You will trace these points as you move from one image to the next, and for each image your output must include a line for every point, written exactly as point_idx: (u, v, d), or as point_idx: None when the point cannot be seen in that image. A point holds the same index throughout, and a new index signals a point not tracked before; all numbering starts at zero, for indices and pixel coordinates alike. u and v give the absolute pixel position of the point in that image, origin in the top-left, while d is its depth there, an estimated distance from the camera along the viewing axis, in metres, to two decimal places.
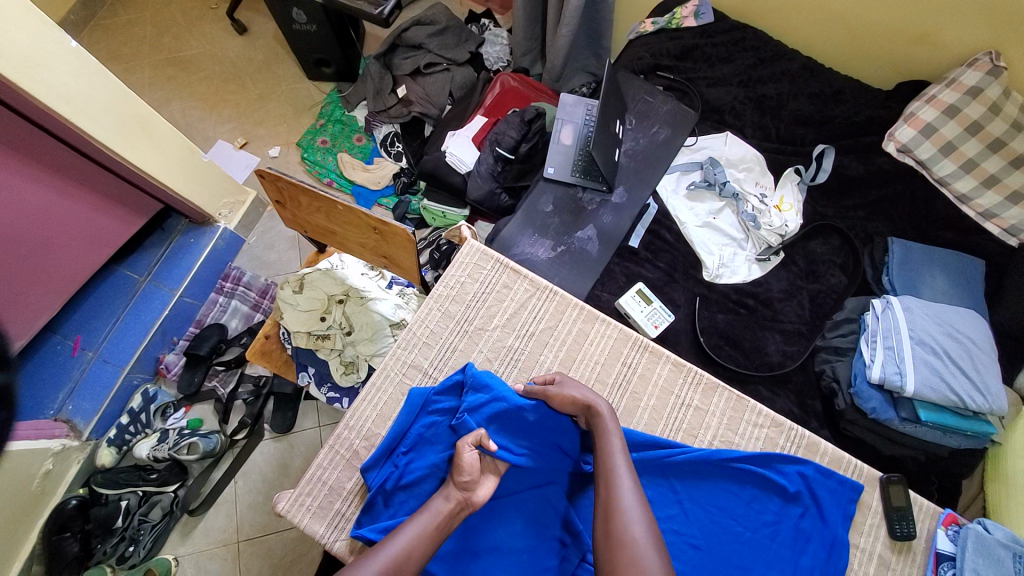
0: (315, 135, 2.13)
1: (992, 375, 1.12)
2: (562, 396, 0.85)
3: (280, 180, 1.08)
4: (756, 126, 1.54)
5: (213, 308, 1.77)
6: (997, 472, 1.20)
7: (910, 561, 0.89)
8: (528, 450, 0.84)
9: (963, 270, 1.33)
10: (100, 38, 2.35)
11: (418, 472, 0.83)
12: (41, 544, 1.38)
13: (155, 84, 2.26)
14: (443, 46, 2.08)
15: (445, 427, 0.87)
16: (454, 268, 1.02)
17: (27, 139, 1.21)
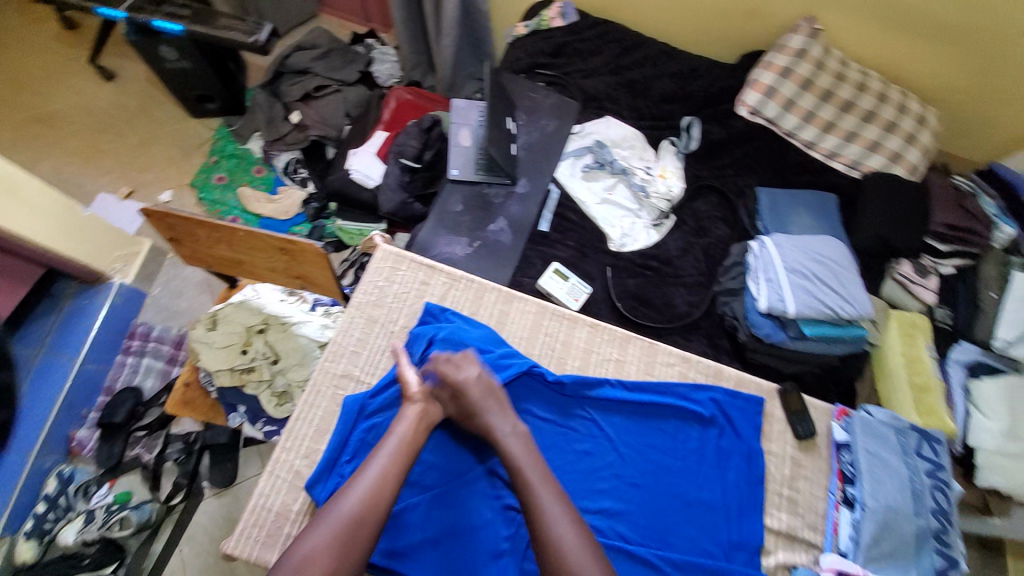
0: (209, 173, 2.03)
1: (857, 287, 1.29)
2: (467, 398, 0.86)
3: (171, 216, 1.05)
4: (631, 107, 1.71)
5: (123, 370, 1.62)
6: (882, 369, 1.40)
7: (817, 456, 0.98)
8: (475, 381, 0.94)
9: (819, 206, 1.57)
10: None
11: None
12: None
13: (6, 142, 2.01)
14: (330, 69, 2.09)
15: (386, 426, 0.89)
16: (370, 274, 1.04)
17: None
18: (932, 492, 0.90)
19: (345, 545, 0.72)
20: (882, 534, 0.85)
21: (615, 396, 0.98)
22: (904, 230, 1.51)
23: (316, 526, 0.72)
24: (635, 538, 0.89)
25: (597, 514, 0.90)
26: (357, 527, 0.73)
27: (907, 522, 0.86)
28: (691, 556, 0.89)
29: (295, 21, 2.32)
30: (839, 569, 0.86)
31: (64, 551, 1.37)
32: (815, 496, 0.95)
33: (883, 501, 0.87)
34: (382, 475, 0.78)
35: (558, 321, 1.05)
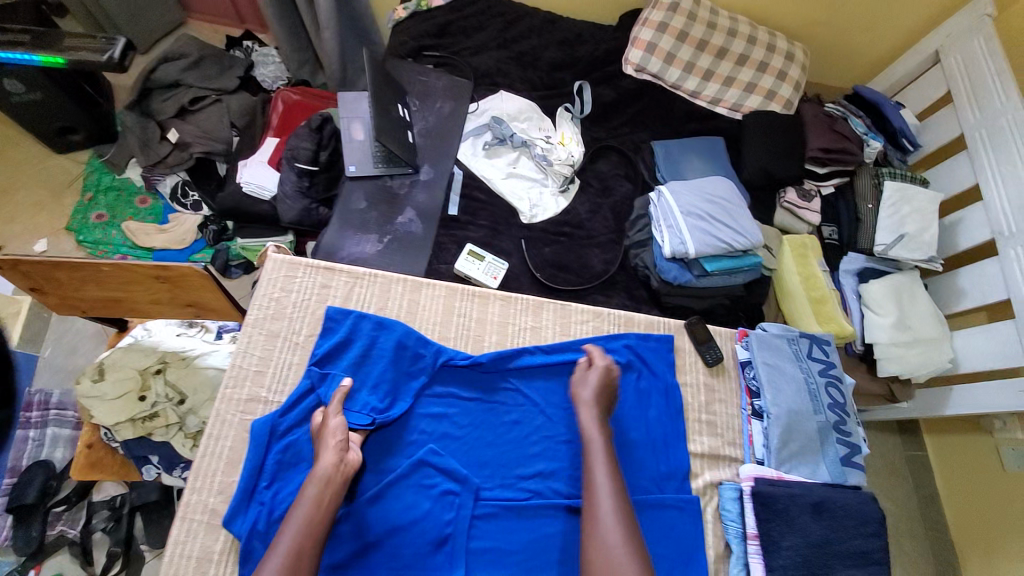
0: (86, 212, 1.82)
1: (745, 218, 1.40)
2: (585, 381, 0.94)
3: (21, 264, 0.94)
4: (523, 79, 1.70)
5: (25, 447, 1.37)
6: (784, 290, 1.52)
7: (728, 377, 1.06)
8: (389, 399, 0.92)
9: (711, 150, 1.66)
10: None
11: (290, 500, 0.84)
12: None
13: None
14: (203, 78, 1.91)
15: (303, 444, 0.87)
16: (263, 287, 0.99)
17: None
18: (826, 389, 1.00)
19: None
20: (789, 435, 0.95)
21: (533, 362, 1.00)
22: (785, 161, 1.63)
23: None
24: (574, 492, 0.92)
25: (534, 478, 0.93)
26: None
27: (808, 421, 0.96)
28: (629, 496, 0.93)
29: (159, 32, 2.07)
30: (756, 476, 0.93)
31: None
32: (731, 416, 1.03)
33: (785, 405, 0.97)
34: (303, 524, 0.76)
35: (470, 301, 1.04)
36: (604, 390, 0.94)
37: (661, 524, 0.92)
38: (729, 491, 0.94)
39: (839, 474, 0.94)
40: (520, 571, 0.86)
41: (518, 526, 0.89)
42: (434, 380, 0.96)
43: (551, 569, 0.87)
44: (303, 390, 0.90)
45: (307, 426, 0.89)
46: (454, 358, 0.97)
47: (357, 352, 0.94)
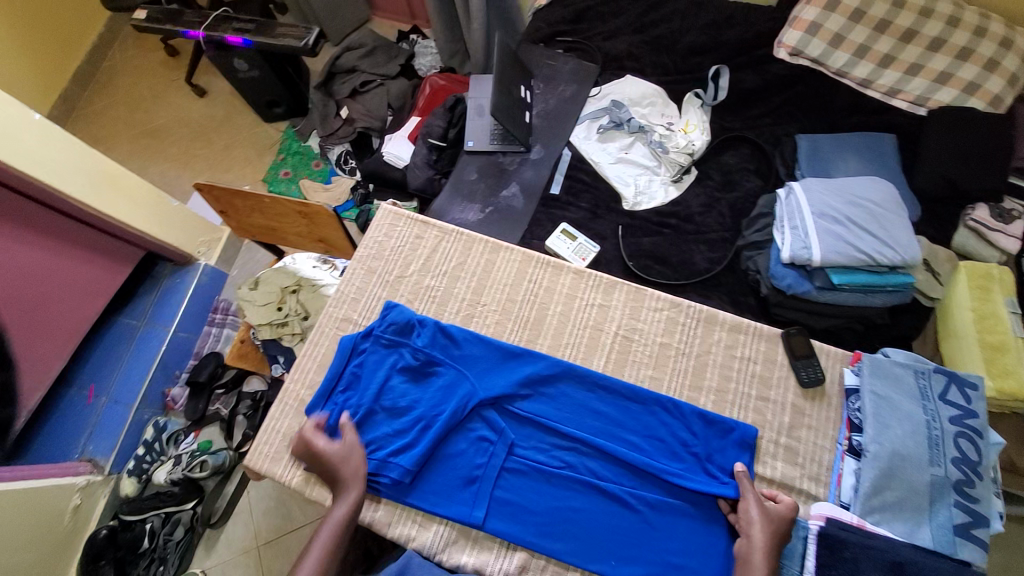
0: (277, 169, 2.30)
1: (903, 230, 1.14)
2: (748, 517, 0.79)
3: (214, 190, 1.26)
4: (654, 64, 1.63)
5: (208, 338, 1.87)
6: (949, 328, 1.19)
7: (825, 406, 0.90)
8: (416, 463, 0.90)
9: (875, 148, 1.38)
10: (70, 121, 2.42)
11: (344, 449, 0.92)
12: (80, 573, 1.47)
13: (120, 152, 2.37)
14: (373, 65, 2.24)
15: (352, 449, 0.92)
16: (371, 231, 1.14)
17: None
18: (957, 441, 0.78)
19: None
20: (884, 482, 0.77)
21: (584, 432, 0.91)
22: (982, 166, 1.28)
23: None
24: (608, 476, 0.89)
25: (568, 450, 0.91)
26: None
27: (918, 471, 0.77)
28: (666, 496, 0.86)
29: (350, 28, 2.46)
30: (827, 516, 0.77)
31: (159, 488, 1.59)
32: (819, 447, 0.88)
33: (888, 445, 0.78)
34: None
35: (498, 386, 0.95)
36: (777, 536, 0.77)
37: (693, 536, 0.84)
38: (799, 530, 0.79)
39: (949, 547, 0.74)
40: (538, 534, 0.86)
41: (544, 490, 0.89)
42: (472, 420, 0.94)
43: (565, 542, 0.85)
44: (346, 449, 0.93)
45: (363, 415, 0.95)
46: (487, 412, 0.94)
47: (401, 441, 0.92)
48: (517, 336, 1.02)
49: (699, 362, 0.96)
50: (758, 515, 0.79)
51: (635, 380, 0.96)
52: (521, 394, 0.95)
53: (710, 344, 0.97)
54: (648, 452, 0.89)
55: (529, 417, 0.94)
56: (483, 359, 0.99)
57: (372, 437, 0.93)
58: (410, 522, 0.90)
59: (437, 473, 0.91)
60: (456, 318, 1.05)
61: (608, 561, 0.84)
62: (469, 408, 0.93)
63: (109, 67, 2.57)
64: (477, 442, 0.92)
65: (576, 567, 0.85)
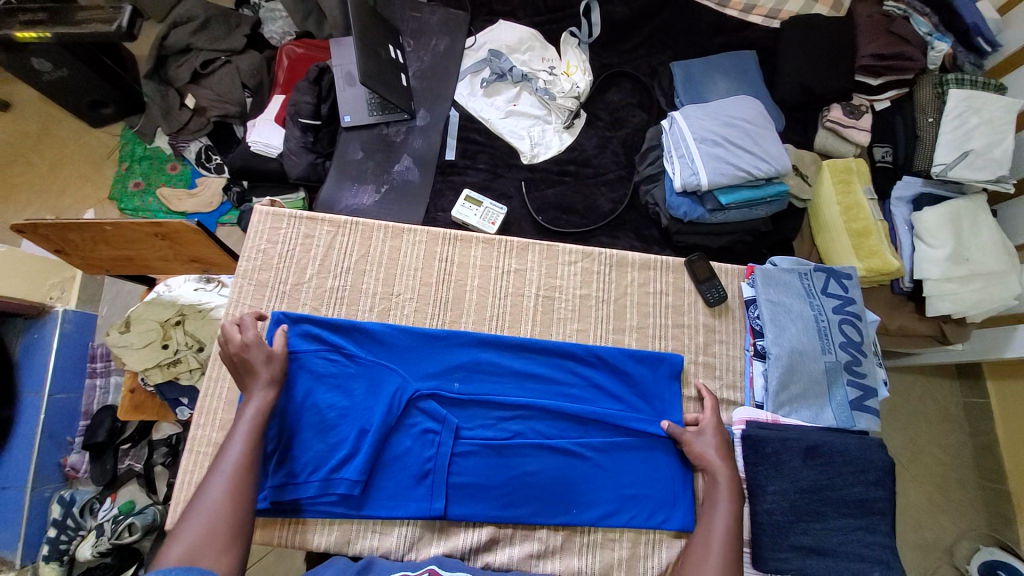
0: (124, 181, 1.95)
1: (772, 142, 1.23)
2: (695, 449, 0.85)
3: (39, 227, 1.03)
4: (525, 5, 1.56)
5: (95, 393, 1.60)
6: (821, 224, 1.34)
7: (731, 318, 0.98)
8: (363, 468, 0.86)
9: (740, 66, 1.46)
10: None
11: (281, 477, 0.86)
12: None
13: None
14: (212, 40, 1.91)
15: (287, 474, 0.86)
16: (250, 238, 1.00)
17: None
18: (841, 327, 0.90)
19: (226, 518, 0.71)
20: (788, 378, 0.87)
21: (523, 397, 0.92)
22: (828, 72, 1.41)
23: (191, 520, 0.70)
24: (556, 434, 0.91)
25: (513, 419, 0.91)
26: (210, 534, 0.69)
27: (814, 361, 0.87)
28: (612, 437, 0.91)
29: None
30: (748, 418, 0.87)
31: (88, 564, 1.41)
32: (731, 357, 0.96)
33: (788, 345, 0.88)
34: (240, 456, 0.76)
35: (423, 369, 0.93)
36: (723, 443, 0.85)
37: (645, 471, 0.89)
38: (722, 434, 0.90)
39: (847, 419, 0.86)
40: (500, 505, 0.87)
41: (498, 464, 0.89)
42: (411, 415, 0.91)
43: (528, 506, 0.88)
44: (281, 476, 0.86)
45: (289, 437, 0.88)
46: (425, 402, 0.91)
47: (341, 453, 0.87)
48: (439, 319, 0.98)
49: (618, 306, 0.99)
50: (703, 434, 0.86)
51: (564, 337, 0.97)
52: (454, 377, 0.93)
53: (625, 286, 1.00)
54: (589, 402, 0.92)
55: (467, 395, 0.92)
56: (402, 348, 0.94)
57: (307, 458, 0.87)
58: (370, 533, 0.87)
59: (387, 476, 0.88)
60: (372, 315, 0.98)
61: (570, 511, 0.88)
62: (405, 402, 0.90)
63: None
64: (421, 435, 0.90)
65: (543, 525, 0.88)
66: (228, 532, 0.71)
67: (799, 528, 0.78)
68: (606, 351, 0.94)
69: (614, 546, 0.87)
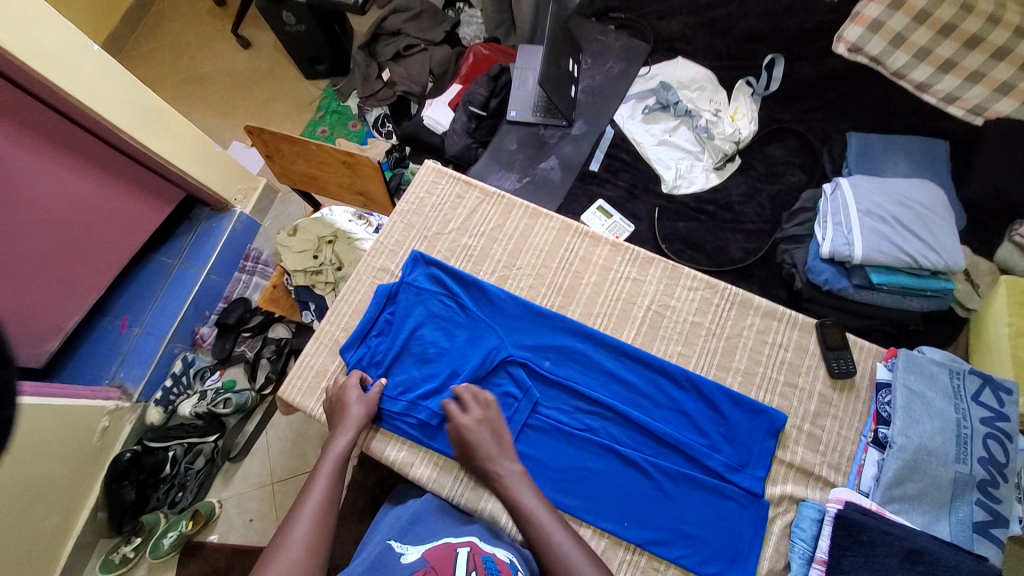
0: (315, 126, 2.31)
1: (949, 235, 1.12)
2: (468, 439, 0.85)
3: (265, 132, 1.27)
4: (706, 49, 1.61)
5: (238, 285, 1.89)
6: (982, 342, 1.16)
7: (853, 397, 0.90)
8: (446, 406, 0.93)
9: (927, 152, 1.35)
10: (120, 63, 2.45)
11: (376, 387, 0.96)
12: (105, 489, 1.53)
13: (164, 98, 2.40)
14: (419, 29, 2.23)
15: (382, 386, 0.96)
16: (414, 186, 1.15)
17: (40, 120, 1.26)
18: (985, 440, 0.79)
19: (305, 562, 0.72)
20: (907, 473, 0.78)
21: (606, 397, 0.93)
22: None
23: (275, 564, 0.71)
24: (629, 443, 0.90)
25: (591, 414, 0.92)
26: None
27: (942, 466, 0.78)
28: (686, 469, 0.88)
29: None
30: (846, 500, 0.79)
31: (183, 420, 1.66)
32: (841, 436, 0.88)
33: (915, 439, 0.79)
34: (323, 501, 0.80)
35: (522, 340, 0.98)
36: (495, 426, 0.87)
37: (712, 515, 0.85)
38: (809, 510, 0.82)
39: (965, 540, 0.75)
40: (554, 489, 0.88)
41: (564, 450, 0.91)
42: (500, 377, 0.96)
43: (581, 500, 0.87)
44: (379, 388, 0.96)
45: (393, 355, 0.98)
46: (515, 368, 0.95)
47: (430, 384, 0.95)
48: (550, 300, 1.02)
49: (730, 343, 0.96)
50: (483, 426, 0.86)
51: (664, 355, 0.96)
52: (548, 355, 0.97)
53: (743, 328, 0.96)
54: (670, 425, 0.91)
55: (554, 376, 0.95)
56: (510, 315, 1.00)
57: (403, 380, 0.97)
58: (430, 467, 0.93)
59: None
60: (491, 278, 1.06)
61: (621, 523, 0.86)
62: (498, 362, 0.96)
63: (156, 10, 2.57)
64: (501, 397, 0.94)
65: (589, 525, 0.86)
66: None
67: None
68: (705, 381, 0.92)
69: None
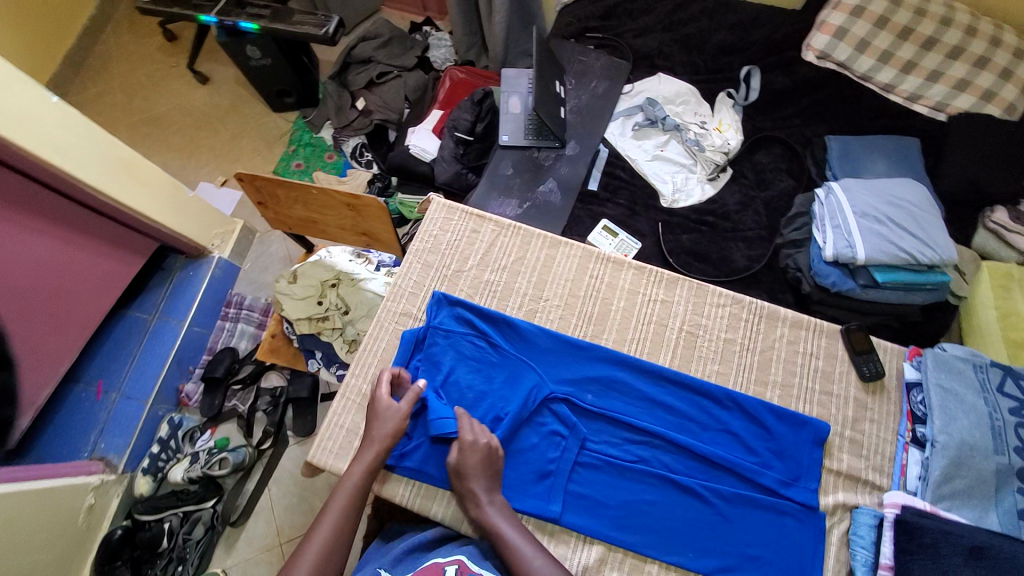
0: (288, 160, 2.21)
1: (939, 231, 1.18)
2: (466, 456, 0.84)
3: (257, 180, 1.21)
4: (685, 63, 1.65)
5: (222, 334, 1.73)
6: (974, 325, 1.24)
7: (885, 399, 0.94)
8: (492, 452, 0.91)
9: (902, 151, 1.42)
10: None
11: (415, 440, 0.92)
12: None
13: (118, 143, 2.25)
14: (390, 56, 2.18)
15: (420, 439, 0.92)
16: (426, 224, 1.12)
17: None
18: (1016, 431, 0.84)
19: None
20: (954, 470, 0.82)
21: (651, 424, 0.92)
22: (1001, 171, 1.34)
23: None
24: (681, 470, 0.90)
25: (640, 444, 0.92)
26: None
27: (984, 459, 0.82)
28: (741, 489, 0.88)
29: (361, 16, 2.37)
30: (902, 504, 0.82)
31: (175, 487, 1.52)
32: (881, 439, 0.91)
33: (956, 436, 0.84)
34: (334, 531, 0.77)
35: (563, 375, 0.96)
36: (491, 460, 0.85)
37: (772, 533, 0.85)
38: (865, 516, 0.84)
39: (1014, 529, 0.79)
40: (614, 526, 0.87)
41: (618, 484, 0.89)
42: (543, 415, 0.93)
43: (642, 535, 0.86)
44: (417, 441, 0.92)
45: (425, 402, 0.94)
46: (557, 405, 0.94)
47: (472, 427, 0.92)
48: (582, 331, 1.01)
49: (764, 357, 0.98)
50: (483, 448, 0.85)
51: (703, 375, 0.97)
52: (589, 388, 0.95)
53: (774, 341, 0.99)
54: (719, 446, 0.91)
55: (597, 409, 0.94)
56: (546, 350, 0.99)
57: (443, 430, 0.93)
58: None
59: (509, 468, 0.90)
60: (519, 313, 1.04)
61: (685, 553, 0.85)
62: (540, 402, 0.93)
63: (101, 51, 2.42)
64: (545, 437, 0.92)
65: (655, 560, 0.85)
66: None
67: None
68: (745, 395, 0.94)
69: None
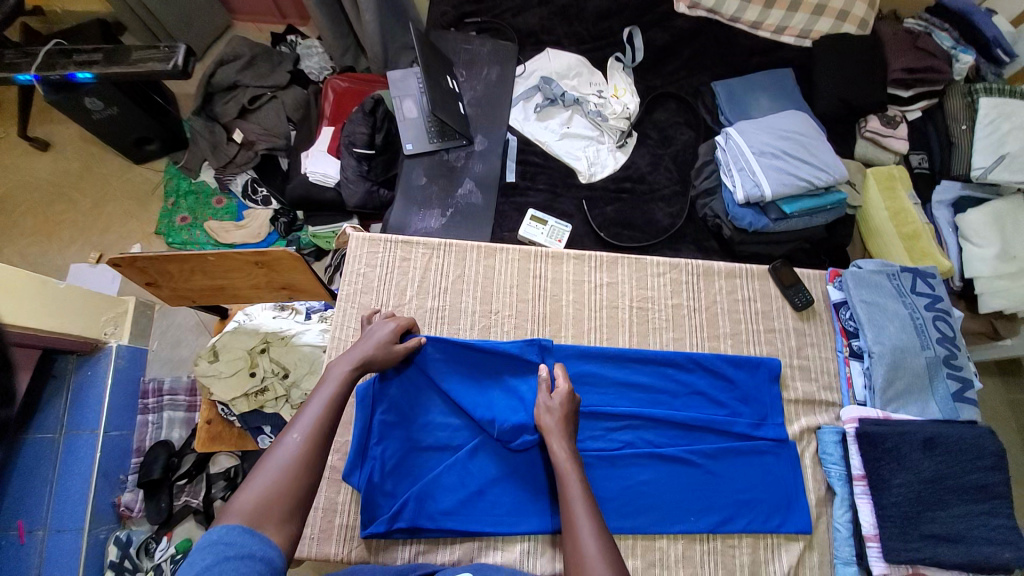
0: (171, 216, 1.95)
1: (827, 153, 1.29)
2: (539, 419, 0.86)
3: (138, 260, 1.06)
4: (569, 35, 1.64)
5: (147, 429, 1.52)
6: (869, 230, 1.39)
7: (818, 322, 1.04)
8: (487, 475, 0.91)
9: (780, 83, 1.51)
10: None
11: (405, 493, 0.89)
12: None
13: None
14: (258, 77, 1.94)
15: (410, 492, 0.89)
16: (351, 265, 1.04)
17: None
18: (934, 323, 0.97)
19: (295, 471, 0.71)
20: (893, 374, 0.93)
21: (627, 406, 0.95)
22: (867, 86, 1.46)
23: (265, 468, 0.70)
24: (665, 442, 0.93)
25: (623, 429, 0.94)
26: (276, 493, 0.68)
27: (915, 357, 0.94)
28: (721, 443, 0.94)
29: (210, 38, 2.11)
30: (858, 417, 0.92)
31: None
32: (824, 359, 1.02)
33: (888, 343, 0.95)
34: (322, 414, 0.76)
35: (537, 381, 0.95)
36: (569, 416, 0.86)
37: (755, 474, 0.93)
38: (829, 435, 0.94)
39: (952, 411, 0.92)
40: (617, 516, 0.89)
41: (613, 474, 0.91)
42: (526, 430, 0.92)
43: (646, 515, 0.89)
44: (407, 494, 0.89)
45: (402, 448, 0.91)
46: None
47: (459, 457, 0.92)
48: (540, 335, 1.01)
49: (710, 313, 1.03)
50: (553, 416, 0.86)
51: (662, 346, 1.01)
52: None
53: (715, 295, 1.05)
54: (692, 409, 0.96)
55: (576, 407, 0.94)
56: (511, 362, 0.96)
57: (433, 475, 0.91)
58: (495, 550, 0.89)
59: (505, 492, 0.91)
60: (474, 332, 1.01)
61: (688, 518, 0.90)
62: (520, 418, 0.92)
63: None
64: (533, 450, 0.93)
65: (662, 534, 0.89)
66: (294, 496, 0.69)
67: (926, 516, 0.84)
68: (700, 353, 0.99)
69: (735, 552, 0.90)
